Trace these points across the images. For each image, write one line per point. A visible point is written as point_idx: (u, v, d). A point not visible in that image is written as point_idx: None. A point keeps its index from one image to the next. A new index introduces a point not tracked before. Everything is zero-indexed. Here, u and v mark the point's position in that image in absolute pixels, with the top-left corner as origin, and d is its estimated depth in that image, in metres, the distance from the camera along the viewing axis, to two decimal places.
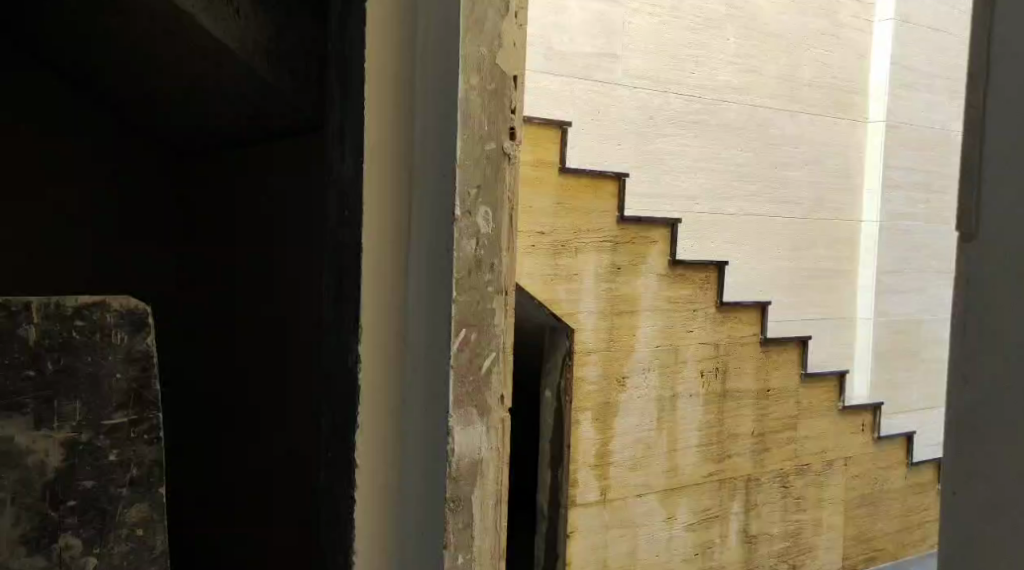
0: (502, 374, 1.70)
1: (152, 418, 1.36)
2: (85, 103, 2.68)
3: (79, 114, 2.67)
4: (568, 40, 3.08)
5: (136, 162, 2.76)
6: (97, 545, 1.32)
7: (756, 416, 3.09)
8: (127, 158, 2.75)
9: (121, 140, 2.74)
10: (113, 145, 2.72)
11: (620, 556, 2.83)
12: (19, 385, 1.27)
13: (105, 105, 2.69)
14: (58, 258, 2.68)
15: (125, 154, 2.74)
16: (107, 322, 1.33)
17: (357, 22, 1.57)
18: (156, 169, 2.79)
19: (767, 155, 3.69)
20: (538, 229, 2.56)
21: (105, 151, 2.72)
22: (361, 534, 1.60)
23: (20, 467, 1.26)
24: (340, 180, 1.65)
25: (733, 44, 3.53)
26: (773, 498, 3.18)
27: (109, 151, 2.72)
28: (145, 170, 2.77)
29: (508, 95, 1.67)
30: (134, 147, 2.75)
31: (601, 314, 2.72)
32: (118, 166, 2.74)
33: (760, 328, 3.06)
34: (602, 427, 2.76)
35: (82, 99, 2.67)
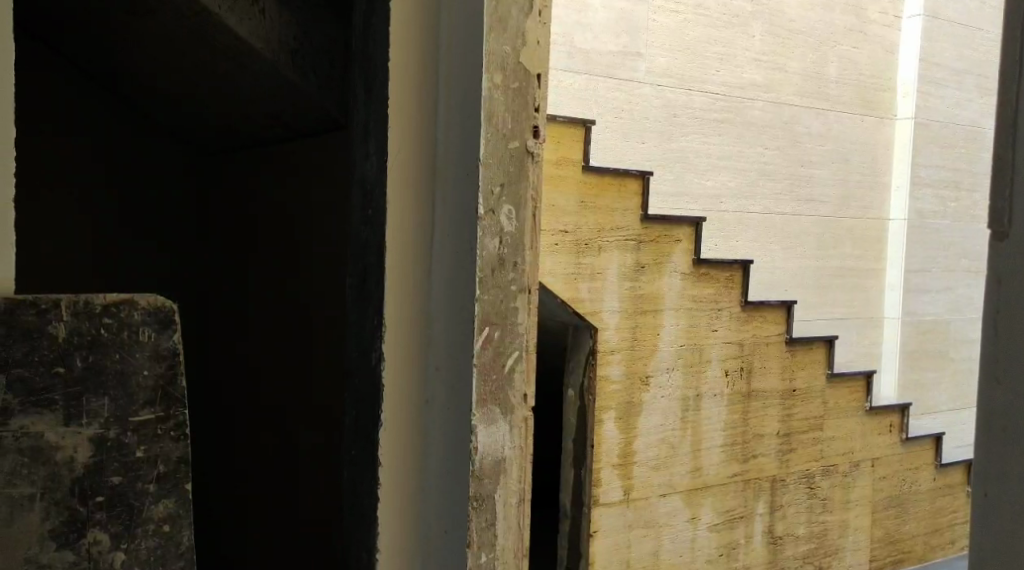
0: (524, 373, 1.69)
1: (178, 415, 1.37)
2: (90, 105, 2.74)
3: (82, 116, 2.74)
4: (591, 38, 3.07)
5: (136, 163, 2.81)
6: (124, 540, 1.33)
7: (781, 416, 3.07)
8: (128, 158, 2.81)
9: (122, 141, 2.79)
10: (113, 145, 2.78)
11: (644, 556, 2.82)
12: (48, 382, 1.28)
13: (104, 107, 2.76)
14: (58, 257, 2.75)
15: (125, 155, 2.80)
16: (133, 320, 1.35)
17: (382, 23, 1.59)
18: (154, 169, 2.83)
19: (793, 153, 3.66)
20: (561, 228, 2.56)
21: (104, 152, 2.78)
22: (384, 531, 1.61)
23: (49, 463, 1.27)
24: (363, 178, 1.66)
25: (759, 41, 3.50)
26: (799, 498, 3.15)
27: (109, 152, 2.78)
28: (144, 172, 2.83)
29: (531, 93, 1.66)
30: (135, 148, 2.81)
31: (625, 314, 2.71)
32: (119, 167, 2.80)
33: (786, 328, 3.03)
34: (625, 426, 2.75)
35: (85, 101, 2.73)
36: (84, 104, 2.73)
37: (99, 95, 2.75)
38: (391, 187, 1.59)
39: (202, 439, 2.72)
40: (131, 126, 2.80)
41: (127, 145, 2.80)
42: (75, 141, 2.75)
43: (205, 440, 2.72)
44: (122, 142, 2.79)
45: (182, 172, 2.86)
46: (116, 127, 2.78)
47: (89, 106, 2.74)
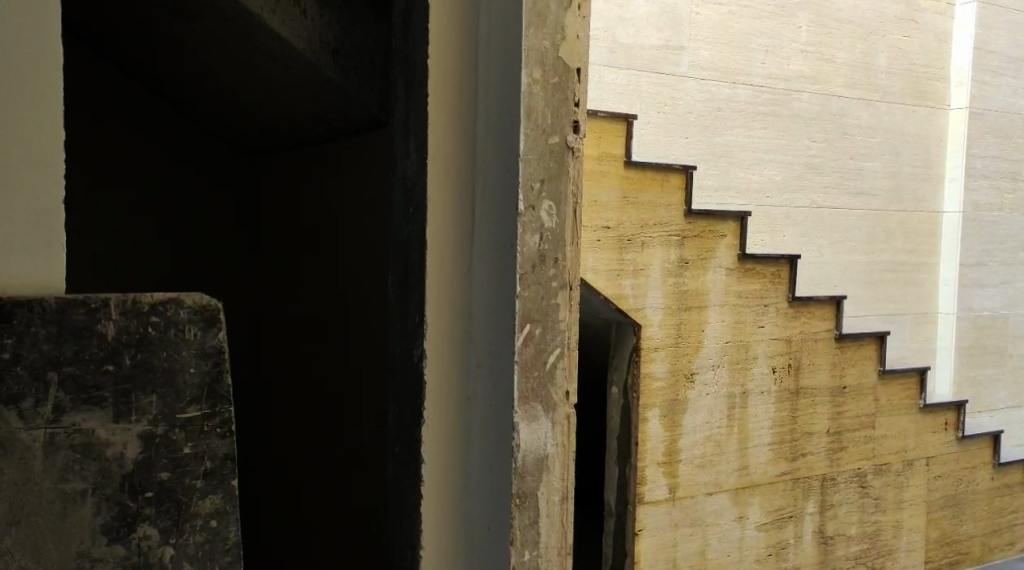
0: (567, 369, 1.68)
1: (225, 412, 1.39)
2: (110, 106, 2.78)
3: (101, 117, 2.77)
4: (633, 33, 3.05)
5: (141, 162, 2.84)
6: (173, 535, 1.35)
7: (831, 414, 3.02)
8: (138, 158, 2.83)
9: (137, 141, 2.82)
10: (125, 145, 2.81)
11: (690, 555, 2.80)
12: (98, 379, 1.31)
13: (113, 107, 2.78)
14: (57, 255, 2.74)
15: (131, 156, 2.82)
16: (180, 318, 1.37)
17: (421, 22, 1.59)
18: (161, 167, 2.85)
19: (842, 145, 3.59)
20: (603, 224, 2.54)
21: (116, 152, 2.81)
22: (428, 528, 1.62)
23: (100, 459, 1.30)
24: (405, 176, 1.66)
25: (805, 32, 3.44)
26: (850, 498, 3.10)
27: (116, 153, 2.81)
28: (151, 171, 2.85)
29: (571, 88, 1.64)
30: (149, 147, 2.83)
31: (668, 310, 2.69)
32: (124, 167, 2.82)
33: (835, 324, 2.97)
34: (670, 424, 2.73)
35: (104, 100, 2.76)
36: (103, 103, 2.77)
37: (120, 95, 2.78)
38: (432, 186, 1.60)
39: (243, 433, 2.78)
40: (145, 127, 2.82)
41: (143, 145, 2.83)
42: (98, 141, 2.78)
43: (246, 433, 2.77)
44: (138, 141, 2.82)
45: (191, 173, 2.88)
46: (131, 127, 2.81)
47: (112, 105, 2.78)
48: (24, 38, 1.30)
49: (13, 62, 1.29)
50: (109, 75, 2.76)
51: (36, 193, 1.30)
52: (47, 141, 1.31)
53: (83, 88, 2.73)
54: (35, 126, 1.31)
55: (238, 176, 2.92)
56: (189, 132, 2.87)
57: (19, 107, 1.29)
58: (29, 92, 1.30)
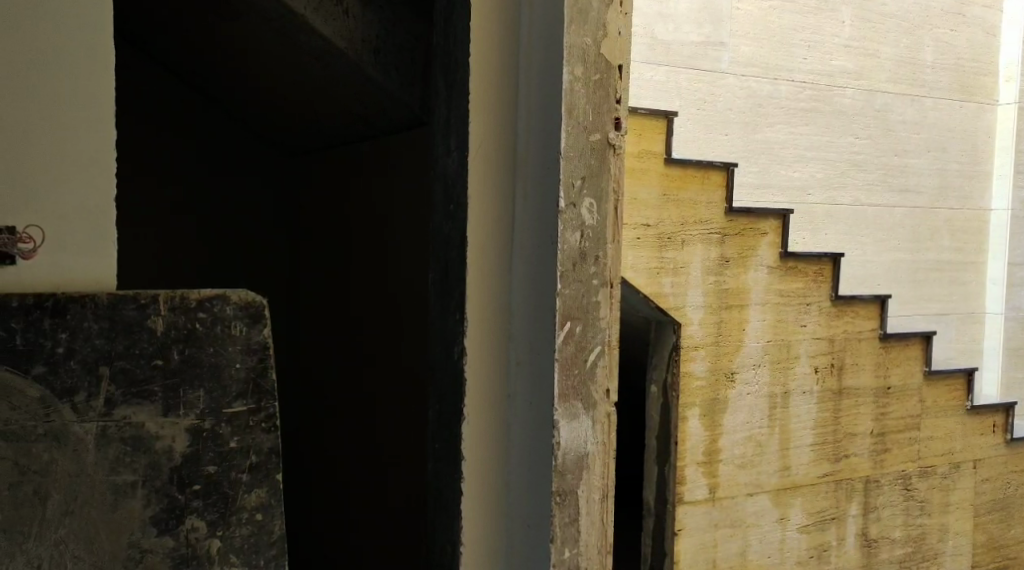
0: (607, 367, 1.68)
1: (270, 407, 1.41)
2: (158, 108, 2.84)
3: (149, 118, 2.84)
4: (672, 29, 3.03)
5: (187, 163, 2.90)
6: (219, 528, 1.37)
7: (875, 415, 2.98)
8: (184, 158, 2.89)
9: (182, 142, 2.88)
10: (172, 145, 2.87)
11: (731, 556, 2.78)
12: (148, 373, 1.34)
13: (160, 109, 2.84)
14: None
15: (177, 156, 2.88)
16: (226, 314, 1.40)
17: (462, 21, 1.61)
18: (207, 168, 2.91)
19: (885, 142, 3.54)
20: (643, 222, 2.53)
21: (162, 153, 2.87)
22: (469, 524, 1.63)
23: (150, 453, 1.33)
24: (445, 174, 1.68)
25: (848, 27, 3.40)
26: (893, 500, 3.05)
27: (162, 153, 2.87)
28: (196, 171, 2.91)
29: (613, 85, 1.64)
30: (180, 145, 2.88)
31: (709, 308, 2.67)
32: (170, 167, 2.88)
33: (879, 323, 2.93)
34: (710, 424, 2.71)
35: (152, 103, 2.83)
36: (140, 103, 2.82)
37: (160, 95, 2.84)
38: (473, 183, 1.61)
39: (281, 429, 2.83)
40: (182, 127, 2.88)
41: (189, 146, 2.89)
42: (142, 140, 2.85)
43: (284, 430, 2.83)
44: (172, 140, 2.87)
45: (235, 173, 2.93)
46: (166, 126, 2.86)
47: (159, 106, 2.84)
48: (78, 42, 1.33)
49: (71, 61, 1.33)
50: (158, 75, 2.83)
51: (90, 194, 1.34)
52: (99, 142, 1.35)
53: (133, 87, 2.80)
54: (88, 128, 1.34)
55: (262, 176, 2.97)
56: (219, 132, 2.91)
57: (72, 107, 1.33)
58: (83, 94, 1.33)
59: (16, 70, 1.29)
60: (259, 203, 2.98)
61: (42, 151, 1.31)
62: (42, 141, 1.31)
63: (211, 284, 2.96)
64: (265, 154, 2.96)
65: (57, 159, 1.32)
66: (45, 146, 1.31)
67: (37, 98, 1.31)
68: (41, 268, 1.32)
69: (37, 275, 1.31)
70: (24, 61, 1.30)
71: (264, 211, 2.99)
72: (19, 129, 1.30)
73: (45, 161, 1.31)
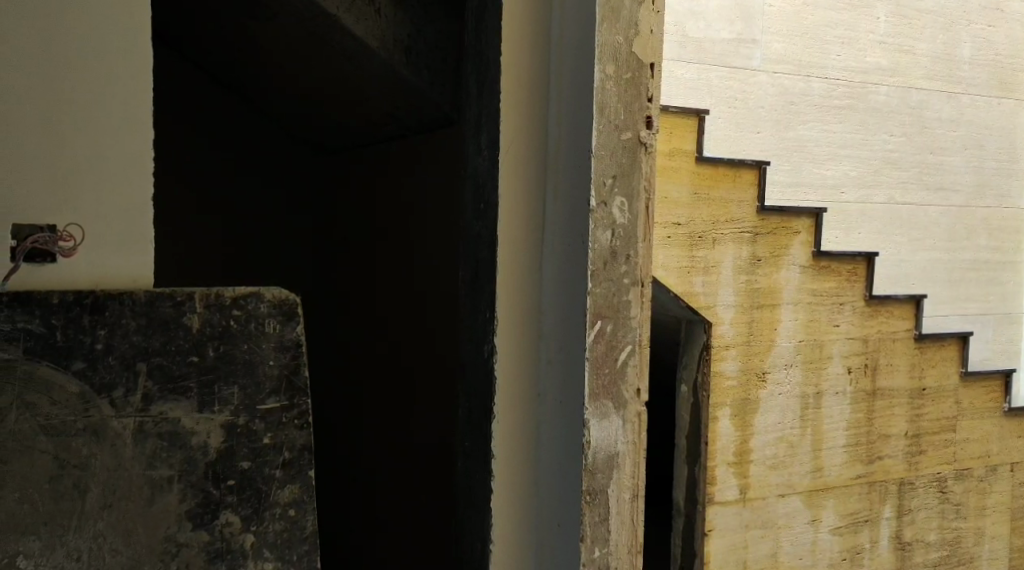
0: (638, 366, 1.67)
1: (303, 404, 1.43)
2: (194, 109, 2.89)
3: (185, 119, 2.89)
4: (704, 26, 2.97)
5: (223, 162, 2.95)
6: (253, 522, 1.39)
7: (909, 417, 2.95)
8: (220, 157, 2.94)
9: (217, 142, 2.93)
10: (207, 145, 2.92)
11: (762, 557, 2.76)
12: (184, 369, 1.36)
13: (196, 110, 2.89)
14: None
15: (212, 156, 2.93)
16: (261, 311, 1.42)
17: (494, 20, 1.62)
18: (242, 167, 2.96)
19: (921, 140, 3.48)
20: (674, 220, 2.53)
21: (198, 152, 2.92)
22: (498, 522, 1.64)
23: (186, 448, 1.35)
24: (476, 172, 1.69)
25: (883, 23, 3.34)
26: (929, 502, 3.02)
27: (198, 153, 2.92)
28: (231, 171, 2.96)
29: (645, 83, 1.64)
30: (184, 146, 2.90)
31: (740, 308, 2.65)
32: (206, 166, 2.93)
33: (914, 324, 2.90)
34: (741, 424, 2.69)
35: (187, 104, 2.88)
36: (157, 103, 2.85)
37: (171, 96, 2.85)
38: (504, 182, 1.61)
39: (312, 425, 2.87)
40: (186, 127, 2.89)
41: (224, 145, 2.94)
42: (179, 139, 2.90)
43: (314, 426, 2.87)
44: (178, 140, 2.89)
45: (268, 171, 2.98)
46: (177, 125, 2.89)
47: (195, 106, 2.89)
48: (115, 44, 1.35)
49: (108, 62, 1.35)
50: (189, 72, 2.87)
51: (128, 191, 1.37)
52: (136, 142, 1.38)
53: (165, 87, 2.84)
54: (126, 126, 1.37)
55: (262, 176, 2.98)
56: (228, 131, 2.94)
57: (111, 106, 1.36)
58: (120, 96, 1.36)
59: (54, 71, 1.31)
60: (259, 203, 3.00)
61: (81, 150, 1.34)
62: (79, 141, 1.33)
63: (247, 280, 3.01)
64: (272, 155, 2.98)
65: (96, 158, 1.35)
66: (83, 143, 1.34)
67: (76, 96, 1.33)
68: (80, 265, 1.34)
69: (77, 273, 1.34)
70: (63, 62, 1.32)
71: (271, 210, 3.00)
72: (59, 126, 1.32)
73: (84, 159, 1.34)
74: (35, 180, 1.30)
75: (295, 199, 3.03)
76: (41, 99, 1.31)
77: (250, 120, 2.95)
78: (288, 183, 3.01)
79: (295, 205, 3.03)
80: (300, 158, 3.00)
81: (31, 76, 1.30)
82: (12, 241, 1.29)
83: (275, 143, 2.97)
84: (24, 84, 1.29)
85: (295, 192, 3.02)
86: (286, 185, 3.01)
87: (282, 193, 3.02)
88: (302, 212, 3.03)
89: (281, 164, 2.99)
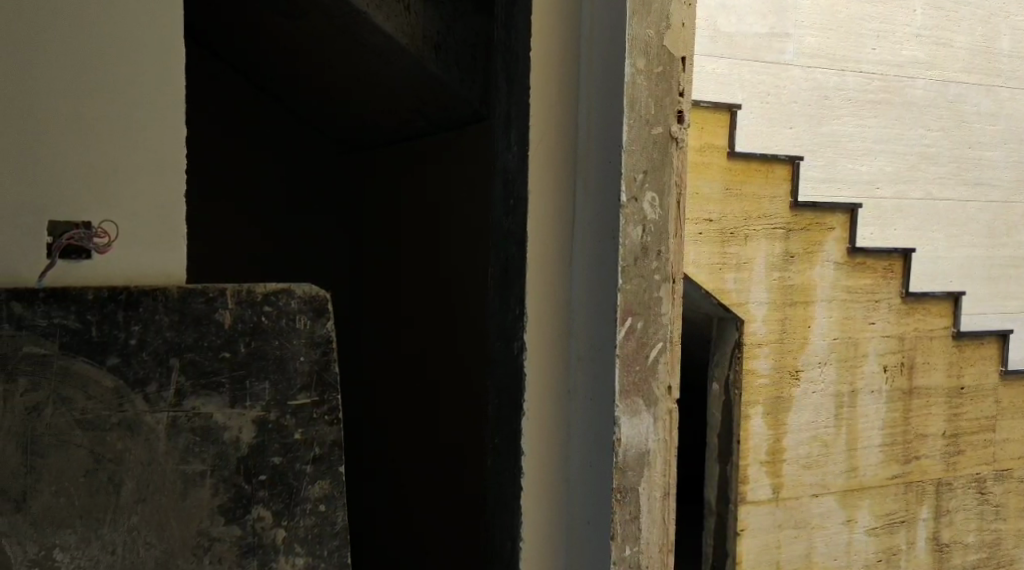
0: (669, 363, 1.66)
1: (332, 400, 1.44)
2: (226, 108, 2.92)
3: (216, 118, 2.92)
4: (736, 20, 2.88)
5: (254, 160, 2.98)
6: (284, 517, 1.40)
7: (947, 416, 2.91)
8: (251, 155, 2.98)
9: (249, 141, 2.97)
10: (239, 144, 2.96)
11: (796, 558, 2.73)
12: (216, 365, 1.37)
13: (229, 109, 2.92)
14: None
15: (244, 154, 2.97)
16: (291, 307, 1.42)
17: (524, 15, 1.61)
18: (273, 165, 3.00)
19: (960, 134, 3.41)
20: (706, 216, 2.49)
21: (231, 151, 2.96)
22: (528, 519, 1.64)
23: (218, 443, 1.36)
24: (506, 168, 1.68)
25: (920, 15, 3.27)
26: (967, 504, 2.99)
27: (231, 151, 2.96)
28: (262, 170, 2.99)
29: (676, 77, 1.63)
30: (199, 150, 2.91)
31: (773, 305, 2.61)
32: (237, 164, 2.97)
33: (952, 322, 2.86)
34: (775, 422, 2.66)
35: (220, 102, 2.91)
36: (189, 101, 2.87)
37: (199, 95, 2.87)
38: (533, 178, 1.61)
39: (343, 421, 2.90)
40: (215, 125, 2.92)
41: (255, 144, 2.97)
42: (210, 138, 2.92)
43: (345, 422, 2.89)
44: (201, 140, 2.91)
45: (297, 169, 3.02)
46: (195, 125, 2.90)
47: (227, 105, 2.92)
48: (147, 44, 1.37)
49: (140, 62, 1.36)
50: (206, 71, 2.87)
51: (159, 189, 1.38)
52: (169, 142, 1.39)
53: (195, 85, 2.86)
54: (158, 125, 1.38)
55: (282, 174, 3.01)
56: (239, 130, 2.95)
57: (144, 105, 1.37)
58: (153, 94, 1.38)
59: (87, 70, 1.33)
60: (281, 201, 3.03)
61: (115, 149, 1.35)
62: (112, 140, 1.35)
63: (279, 276, 3.04)
64: (301, 152, 3.01)
65: (128, 157, 1.36)
66: (117, 142, 1.35)
67: (109, 94, 1.35)
68: (115, 263, 1.36)
69: (111, 271, 1.35)
70: (97, 63, 1.34)
71: (300, 207, 3.05)
72: (93, 125, 1.34)
73: (117, 157, 1.35)
74: (68, 177, 1.32)
75: (295, 199, 3.04)
76: (76, 99, 1.32)
77: (251, 118, 2.96)
78: (286, 183, 3.02)
79: (295, 205, 3.04)
80: (303, 157, 3.02)
81: (66, 76, 1.32)
82: (48, 239, 1.31)
83: (299, 142, 3.00)
84: (57, 83, 1.31)
85: (297, 192, 3.04)
86: (286, 185, 3.02)
87: (288, 193, 3.03)
88: (303, 211, 3.05)
89: (275, 165, 2.99)
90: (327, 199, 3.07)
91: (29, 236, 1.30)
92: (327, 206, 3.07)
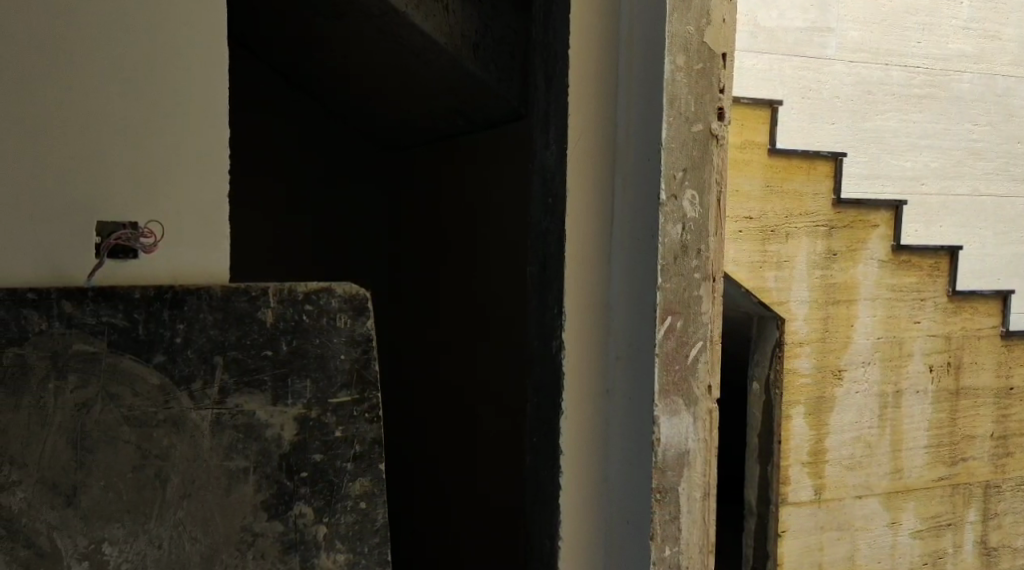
0: (710, 362, 1.65)
1: (373, 398, 1.44)
2: (267, 110, 2.96)
3: (258, 120, 2.95)
4: (777, 15, 2.85)
5: (294, 160, 3.01)
6: (325, 514, 1.41)
7: (996, 417, 2.85)
8: (292, 155, 3.01)
9: (291, 141, 3.00)
10: (281, 144, 2.99)
11: (838, 559, 2.69)
12: (259, 363, 1.38)
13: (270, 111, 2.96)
14: None
15: (285, 155, 3.00)
16: (332, 306, 1.43)
17: (563, 14, 1.61)
18: (313, 166, 3.03)
19: (1009, 129, 3.33)
20: (747, 214, 2.46)
21: (272, 151, 2.99)
22: (567, 517, 1.64)
23: (260, 440, 1.38)
24: (544, 166, 1.68)
25: (967, 8, 3.20)
26: (1016, 505, 2.94)
27: (272, 151, 2.99)
28: (302, 170, 3.03)
29: (717, 74, 1.61)
30: (242, 151, 2.95)
31: (816, 304, 2.58)
32: (278, 164, 3.00)
33: (1001, 320, 2.80)
34: (817, 422, 2.62)
35: (261, 104, 2.95)
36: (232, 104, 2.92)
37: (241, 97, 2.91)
38: (572, 177, 1.61)
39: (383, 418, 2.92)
40: (256, 127, 2.96)
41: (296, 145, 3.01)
42: (251, 139, 2.96)
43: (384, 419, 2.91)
44: (243, 141, 2.95)
45: (337, 169, 3.05)
46: (237, 127, 2.94)
47: (268, 106, 2.96)
48: (191, 44, 1.39)
49: (184, 62, 1.38)
50: (247, 74, 2.91)
51: (204, 189, 1.40)
52: (213, 144, 1.41)
53: (238, 86, 2.90)
54: (202, 124, 1.40)
55: (322, 174, 3.05)
56: (281, 131, 2.99)
57: (189, 105, 1.39)
58: (197, 94, 1.39)
59: (133, 72, 1.35)
60: (321, 200, 3.06)
61: (161, 149, 1.38)
62: (158, 143, 1.37)
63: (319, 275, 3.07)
64: (341, 152, 3.04)
65: (177, 160, 1.38)
66: (162, 143, 1.38)
67: (155, 96, 1.37)
68: (161, 263, 1.38)
69: (158, 270, 1.38)
70: (144, 65, 1.36)
71: (340, 206, 3.08)
72: (139, 126, 1.36)
73: (164, 158, 1.38)
74: (117, 180, 1.35)
75: (329, 199, 3.06)
76: (123, 100, 1.35)
77: (275, 118, 2.97)
78: (317, 183, 3.05)
79: (323, 206, 3.06)
80: (336, 157, 3.04)
81: (113, 78, 1.34)
82: (97, 239, 1.34)
83: (338, 142, 3.03)
84: (104, 84, 1.34)
85: (338, 192, 3.07)
86: (326, 185, 3.05)
87: (329, 193, 3.06)
88: (341, 211, 3.08)
89: (306, 165, 3.03)
90: (359, 199, 3.09)
91: (78, 237, 1.33)
92: (357, 206, 3.09)
